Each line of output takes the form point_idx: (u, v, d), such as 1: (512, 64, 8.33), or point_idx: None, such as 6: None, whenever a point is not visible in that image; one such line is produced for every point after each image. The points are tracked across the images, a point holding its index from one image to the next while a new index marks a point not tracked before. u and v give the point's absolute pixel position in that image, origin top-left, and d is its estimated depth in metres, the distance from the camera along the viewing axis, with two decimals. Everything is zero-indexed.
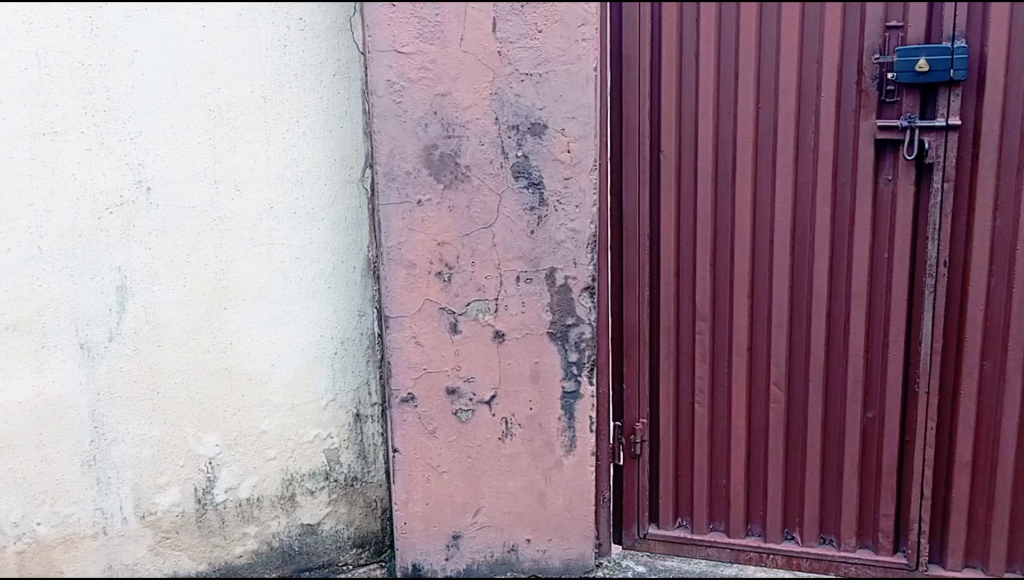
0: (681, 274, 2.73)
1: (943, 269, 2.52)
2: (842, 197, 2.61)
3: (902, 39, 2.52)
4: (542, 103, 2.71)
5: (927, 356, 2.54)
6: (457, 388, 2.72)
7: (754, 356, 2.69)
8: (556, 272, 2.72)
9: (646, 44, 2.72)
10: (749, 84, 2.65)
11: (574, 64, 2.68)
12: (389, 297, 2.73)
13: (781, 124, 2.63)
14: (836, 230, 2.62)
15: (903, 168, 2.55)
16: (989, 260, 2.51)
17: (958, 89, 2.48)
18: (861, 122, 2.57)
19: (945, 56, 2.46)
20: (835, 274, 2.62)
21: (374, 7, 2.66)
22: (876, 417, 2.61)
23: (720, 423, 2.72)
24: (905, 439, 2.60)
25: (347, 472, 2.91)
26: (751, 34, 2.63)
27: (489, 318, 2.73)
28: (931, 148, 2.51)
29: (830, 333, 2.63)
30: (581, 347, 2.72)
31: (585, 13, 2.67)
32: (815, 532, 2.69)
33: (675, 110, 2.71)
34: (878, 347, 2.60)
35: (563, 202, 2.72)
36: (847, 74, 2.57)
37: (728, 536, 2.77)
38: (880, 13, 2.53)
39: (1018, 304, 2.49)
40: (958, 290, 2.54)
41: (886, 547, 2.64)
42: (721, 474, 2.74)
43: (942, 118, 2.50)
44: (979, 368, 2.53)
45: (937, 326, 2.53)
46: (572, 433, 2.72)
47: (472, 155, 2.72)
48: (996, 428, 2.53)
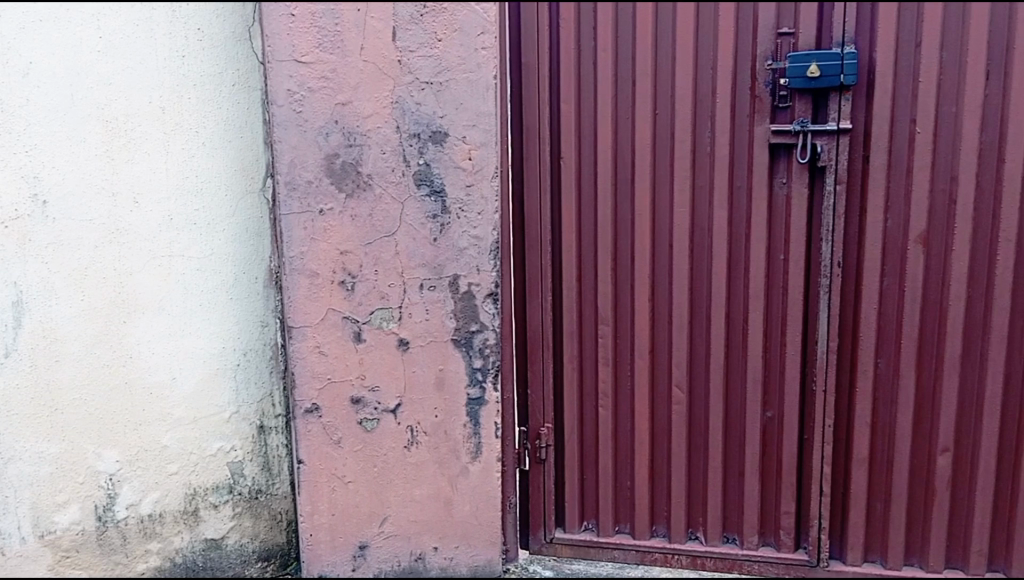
0: (582, 280, 2.76)
1: (837, 270, 2.53)
2: (738, 201, 2.62)
3: (793, 45, 2.52)
4: (442, 111, 2.69)
5: (822, 354, 2.56)
6: (362, 397, 2.74)
7: (656, 359, 2.72)
8: (459, 279, 2.71)
9: (545, 51, 2.72)
10: (645, 91, 2.65)
11: (474, 73, 2.66)
12: (292, 307, 2.72)
13: (678, 130, 2.63)
14: (732, 232, 2.63)
15: (796, 172, 2.55)
16: (881, 260, 2.51)
17: (848, 94, 2.49)
18: (755, 127, 2.58)
19: (835, 62, 2.47)
20: (733, 277, 2.64)
21: (272, 17, 2.65)
22: (776, 416, 2.65)
23: (624, 424, 2.76)
24: (804, 438, 2.63)
25: (251, 484, 2.88)
26: (647, 40, 2.62)
27: (393, 326, 2.73)
28: (824, 152, 2.51)
29: (729, 334, 2.66)
30: (485, 353, 2.72)
31: (484, 21, 2.65)
32: (718, 531, 2.73)
33: (574, 117, 2.72)
34: (776, 347, 2.62)
35: (466, 209, 2.71)
36: (741, 80, 2.58)
37: (633, 538, 2.79)
38: (772, 19, 2.53)
39: (910, 303, 2.50)
40: (851, 289, 2.55)
41: (786, 544, 2.67)
42: (626, 477, 2.77)
43: (833, 122, 2.50)
44: (873, 365, 2.54)
45: (832, 324, 2.55)
46: (478, 439, 2.73)
47: (373, 163, 2.70)
48: (891, 425, 2.56)
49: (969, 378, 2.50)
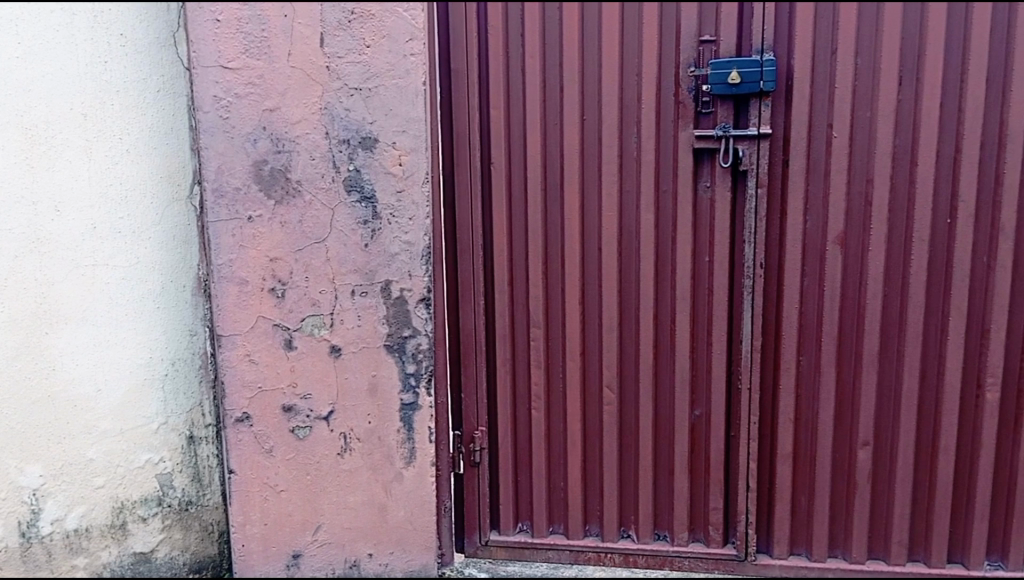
0: (514, 284, 2.78)
1: (759, 270, 2.60)
2: (664, 204, 2.67)
3: (715, 52, 2.57)
4: (372, 117, 2.68)
5: (747, 353, 2.63)
6: (294, 405, 2.72)
7: (587, 361, 2.76)
8: (390, 285, 2.71)
9: (473, 57, 2.72)
10: (573, 96, 2.68)
11: (403, 78, 2.67)
12: (220, 315, 2.70)
13: (605, 135, 2.68)
14: (659, 235, 2.69)
15: (720, 175, 2.62)
16: (801, 261, 2.59)
17: (768, 100, 2.55)
18: (679, 132, 2.63)
19: (754, 69, 2.52)
20: (661, 279, 2.69)
21: (198, 23, 2.63)
22: (704, 414, 2.71)
23: (557, 426, 2.79)
24: (731, 435, 2.70)
25: (181, 496, 2.84)
26: (573, 47, 2.66)
27: (324, 333, 2.72)
28: (745, 156, 2.58)
29: (657, 335, 2.71)
30: (418, 359, 2.73)
31: (411, 28, 2.65)
32: (649, 529, 2.77)
33: (504, 122, 2.73)
34: (703, 347, 2.69)
35: (396, 215, 2.71)
36: (665, 86, 2.63)
37: (567, 538, 2.82)
38: (694, 26, 2.58)
39: (829, 302, 2.57)
40: (773, 289, 2.62)
41: (715, 539, 2.73)
42: (559, 478, 2.81)
43: (754, 127, 2.56)
44: (795, 363, 2.62)
45: (755, 323, 2.62)
46: (411, 444, 2.74)
47: (302, 169, 2.68)
48: (813, 420, 2.63)
49: (886, 374, 2.58)
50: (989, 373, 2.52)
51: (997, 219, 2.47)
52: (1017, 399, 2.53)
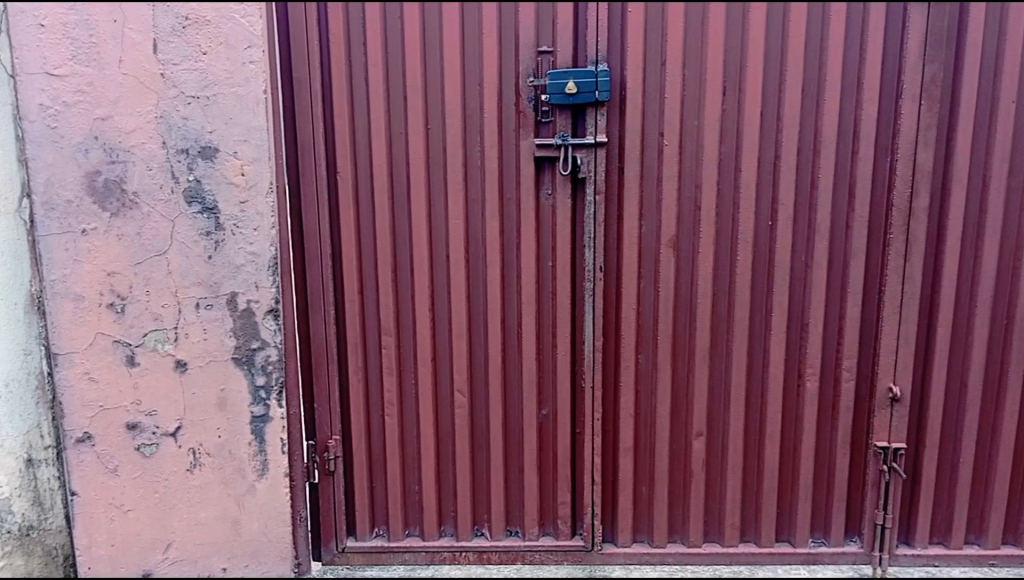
0: (364, 292, 2.79)
1: (599, 274, 2.70)
2: (508, 211, 2.73)
3: (552, 63, 2.62)
4: (211, 125, 2.58)
5: (589, 353, 2.75)
6: (138, 423, 2.69)
7: (438, 366, 2.82)
8: (236, 297, 2.67)
9: (315, 66, 2.67)
10: (416, 105, 2.67)
11: (242, 87, 2.58)
12: (55, 333, 2.62)
13: (449, 145, 2.69)
14: (504, 241, 2.74)
15: (560, 183, 2.68)
16: (638, 263, 2.70)
17: (604, 109, 2.62)
18: (521, 141, 2.67)
19: (590, 79, 2.58)
20: (507, 285, 2.77)
21: (19, 27, 2.49)
22: (551, 413, 2.82)
23: (410, 430, 2.86)
24: (576, 431, 2.82)
25: (21, 521, 2.74)
26: (415, 55, 2.64)
27: (169, 347, 2.67)
28: (583, 163, 2.65)
29: (505, 339, 2.79)
30: (268, 371, 2.71)
31: (250, 35, 2.56)
32: (502, 525, 2.89)
33: (348, 132, 2.70)
34: (549, 350, 2.79)
35: (240, 225, 2.64)
36: (506, 95, 2.66)
37: (423, 539, 2.92)
38: (531, 38, 2.61)
39: (664, 301, 2.70)
40: (612, 292, 2.74)
41: (564, 532, 2.87)
42: (414, 480, 2.89)
43: (591, 136, 2.64)
44: (634, 361, 2.75)
45: (597, 325, 2.73)
46: (264, 457, 2.75)
47: (139, 180, 2.59)
48: (652, 414, 2.78)
49: (717, 368, 2.74)
50: (809, 364, 2.69)
51: (813, 220, 2.61)
52: (834, 386, 2.71)
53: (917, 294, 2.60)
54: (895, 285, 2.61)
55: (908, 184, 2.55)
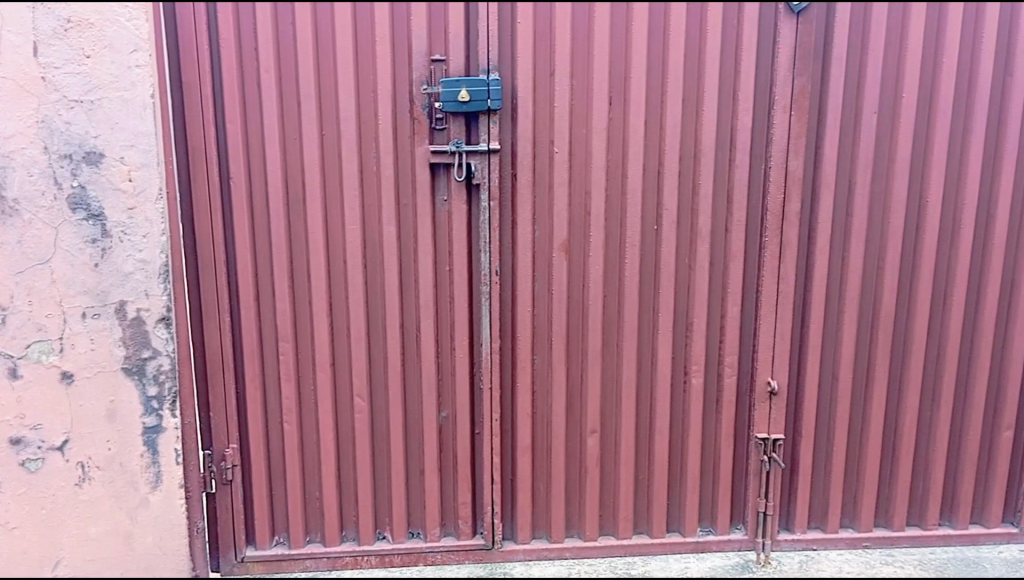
0: (260, 298, 2.78)
1: (495, 277, 2.77)
2: (405, 216, 2.76)
3: (445, 71, 2.66)
4: (96, 130, 2.52)
5: (487, 355, 2.81)
6: (22, 437, 2.61)
7: (337, 372, 2.83)
8: (125, 306, 2.61)
9: (205, 70, 2.63)
10: (310, 112, 2.67)
11: (128, 91, 2.52)
12: None
13: (344, 151, 2.69)
14: (401, 247, 2.77)
15: (455, 189, 2.73)
16: (532, 266, 2.78)
17: (496, 117, 2.68)
18: (416, 147, 2.71)
19: (482, 88, 2.63)
20: (405, 289, 2.80)
21: None
22: (449, 415, 2.87)
23: (308, 436, 2.87)
24: (476, 432, 2.88)
25: None
26: (308, 62, 2.64)
27: (54, 359, 2.59)
28: (477, 170, 2.71)
29: (404, 342, 2.82)
30: (160, 380, 2.67)
31: (136, 38, 2.51)
32: (404, 528, 2.92)
33: (241, 138, 2.68)
34: (447, 353, 2.84)
35: (128, 232, 2.59)
36: (400, 103, 2.69)
37: (324, 546, 2.92)
38: (424, 46, 2.65)
39: (557, 303, 2.79)
40: (508, 294, 2.81)
41: (465, 532, 2.92)
42: (314, 487, 2.89)
43: (484, 143, 2.69)
44: (529, 361, 2.82)
45: (493, 327, 2.79)
46: (157, 468, 2.71)
47: (20, 187, 2.52)
48: (548, 413, 2.86)
49: (609, 367, 2.85)
50: (694, 361, 2.82)
51: (695, 224, 2.75)
52: (718, 381, 2.85)
53: (791, 293, 2.77)
54: (771, 285, 2.77)
55: (781, 190, 2.71)
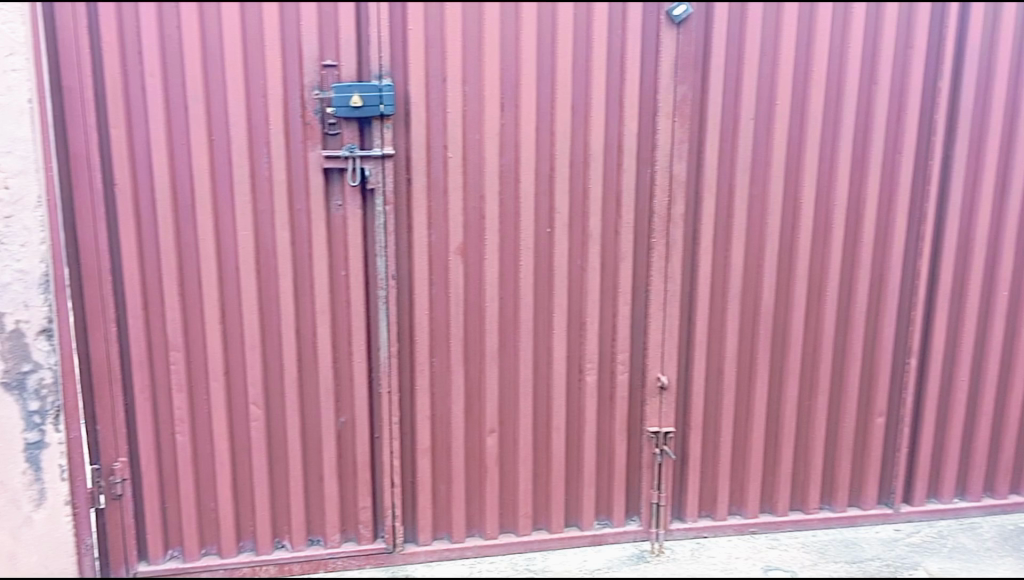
0: (149, 307, 2.71)
1: (392, 282, 2.79)
2: (299, 222, 2.74)
3: (337, 77, 2.66)
4: None
5: (385, 359, 2.82)
6: None
7: (232, 380, 2.79)
8: (3, 317, 2.59)
9: (86, 74, 2.56)
10: (199, 116, 2.63)
11: (4, 96, 2.50)
12: None
13: (235, 156, 2.66)
14: (295, 252, 2.75)
15: (350, 194, 2.73)
16: (429, 270, 2.80)
17: (389, 122, 2.70)
18: (308, 152, 2.70)
19: (374, 93, 2.65)
20: (300, 296, 2.78)
21: None
22: (348, 420, 2.86)
23: (203, 446, 2.81)
24: (375, 436, 2.89)
25: None
26: (197, 65, 2.60)
27: None
28: (371, 175, 2.72)
29: (300, 348, 2.80)
30: (42, 395, 2.65)
31: (12, 43, 2.49)
32: (303, 536, 2.90)
33: (126, 143, 2.61)
34: (345, 358, 2.83)
35: (6, 241, 2.56)
36: (292, 108, 2.67)
37: (220, 557, 2.87)
38: (315, 51, 2.64)
39: (454, 306, 2.82)
40: (405, 298, 2.83)
41: (365, 536, 2.92)
42: (210, 498, 2.84)
43: (378, 148, 2.71)
44: (428, 364, 2.84)
45: (391, 331, 2.81)
46: (41, 485, 2.68)
47: None
48: (447, 415, 2.89)
49: (506, 368, 2.90)
50: (588, 359, 2.91)
51: (587, 226, 2.83)
52: (611, 379, 2.94)
53: (678, 292, 2.90)
54: (659, 284, 2.88)
55: (667, 193, 2.83)
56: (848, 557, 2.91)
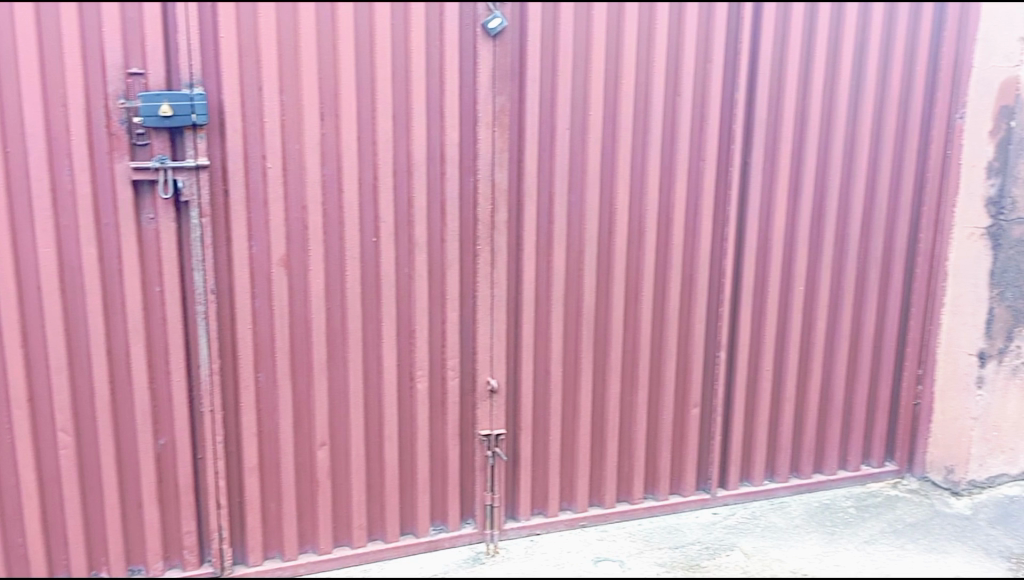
0: None
1: (211, 296, 2.70)
2: (107, 237, 2.61)
3: (144, 85, 2.55)
4: None
5: (206, 376, 2.73)
6: None
7: (36, 406, 2.62)
8: None
9: None
10: None
11: None
12: None
13: (32, 169, 2.50)
14: (104, 268, 2.62)
15: (162, 206, 2.63)
16: (250, 282, 2.73)
17: (202, 132, 2.62)
18: (115, 163, 2.57)
19: (185, 102, 2.56)
20: (111, 315, 2.64)
21: None
22: (168, 442, 2.75)
23: (6, 479, 2.63)
24: (199, 457, 2.79)
25: None
26: None
27: None
28: (185, 186, 2.62)
29: (113, 370, 2.66)
30: None
31: None
32: (123, 566, 2.76)
33: None
34: (163, 377, 2.72)
35: None
36: (95, 117, 2.54)
37: None
38: (119, 58, 2.52)
39: (278, 319, 2.77)
40: (226, 312, 2.75)
41: (191, 561, 2.83)
42: (16, 533, 2.67)
43: (191, 159, 2.61)
44: (253, 380, 2.78)
45: (212, 347, 2.72)
46: None
47: None
48: (274, 430, 2.83)
49: (335, 379, 2.87)
50: (418, 366, 2.92)
51: (412, 235, 2.85)
52: (442, 385, 2.98)
53: (504, 296, 2.97)
54: (486, 290, 2.95)
55: (490, 201, 2.90)
56: (671, 543, 3.07)
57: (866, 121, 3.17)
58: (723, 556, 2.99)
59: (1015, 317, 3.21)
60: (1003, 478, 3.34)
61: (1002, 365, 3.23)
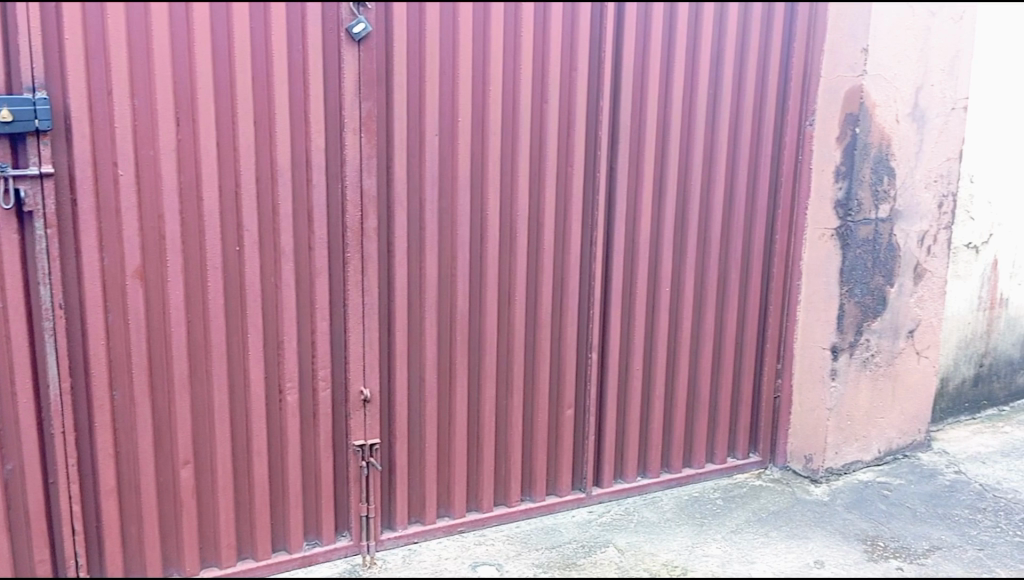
0: None
1: (60, 311, 2.55)
2: None
3: None
4: None
5: (57, 396, 2.58)
6: None
7: None
8: None
9: None
10: None
11: None
12: None
13: None
14: None
15: (3, 217, 2.46)
16: (103, 296, 2.60)
17: (47, 138, 2.47)
18: None
19: (26, 107, 2.40)
20: None
21: None
22: (15, 468, 2.59)
23: None
24: (51, 482, 2.64)
25: None
26: None
27: None
28: (28, 196, 2.46)
29: None
30: None
31: None
32: None
33: None
34: (8, 399, 2.55)
35: None
36: None
37: None
38: None
39: (134, 333, 2.65)
40: (77, 328, 2.61)
41: None
42: None
43: (34, 167, 2.46)
44: (108, 398, 2.65)
45: (63, 365, 2.57)
46: None
47: None
48: (134, 450, 2.71)
49: (198, 393, 2.77)
50: (287, 378, 2.85)
51: (277, 244, 2.78)
52: (313, 396, 2.92)
53: (376, 304, 2.94)
54: (356, 298, 2.90)
55: (358, 208, 2.86)
56: (548, 543, 3.10)
57: (725, 127, 3.30)
58: (598, 553, 3.04)
59: (863, 312, 3.36)
60: (857, 465, 3.48)
61: (853, 359, 3.37)
